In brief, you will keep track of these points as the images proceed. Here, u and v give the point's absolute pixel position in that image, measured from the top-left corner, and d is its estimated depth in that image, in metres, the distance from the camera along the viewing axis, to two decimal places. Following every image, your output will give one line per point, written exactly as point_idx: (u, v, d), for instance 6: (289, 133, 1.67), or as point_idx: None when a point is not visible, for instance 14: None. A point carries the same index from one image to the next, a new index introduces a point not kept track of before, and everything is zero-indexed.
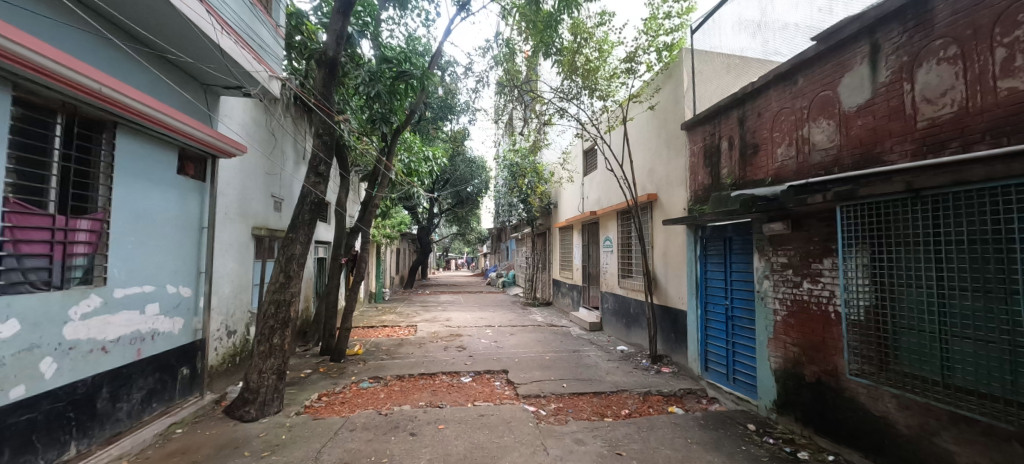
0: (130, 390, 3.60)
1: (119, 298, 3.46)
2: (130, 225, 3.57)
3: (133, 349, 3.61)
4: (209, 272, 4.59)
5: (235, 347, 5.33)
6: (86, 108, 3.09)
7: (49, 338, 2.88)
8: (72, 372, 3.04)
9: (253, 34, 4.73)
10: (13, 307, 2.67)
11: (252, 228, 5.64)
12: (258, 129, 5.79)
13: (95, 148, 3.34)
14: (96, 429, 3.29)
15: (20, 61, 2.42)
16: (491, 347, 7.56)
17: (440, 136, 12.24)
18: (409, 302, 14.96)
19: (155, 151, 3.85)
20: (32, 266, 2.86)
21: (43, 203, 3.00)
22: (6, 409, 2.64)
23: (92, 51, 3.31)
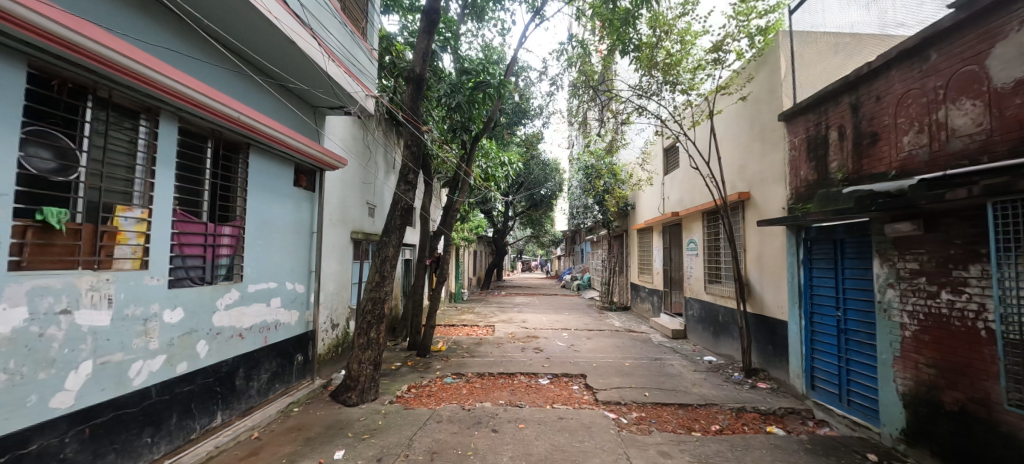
0: (259, 372, 4.20)
1: (251, 293, 4.06)
2: (259, 231, 4.17)
3: (261, 336, 4.21)
4: (317, 271, 5.17)
5: (338, 339, 5.94)
6: (228, 133, 3.70)
7: (203, 324, 3.47)
8: (217, 354, 3.62)
9: (353, 59, 5.27)
10: (178, 298, 3.25)
11: (351, 232, 6.26)
12: (356, 142, 6.41)
13: (235, 167, 3.95)
14: (235, 403, 3.88)
15: (188, 100, 3.00)
16: (568, 350, 7.53)
17: (515, 140, 12.50)
18: (486, 302, 15.44)
19: (276, 166, 4.45)
20: (192, 264, 3.46)
21: (198, 213, 3.61)
22: (175, 380, 3.22)
23: (232, 85, 3.94)
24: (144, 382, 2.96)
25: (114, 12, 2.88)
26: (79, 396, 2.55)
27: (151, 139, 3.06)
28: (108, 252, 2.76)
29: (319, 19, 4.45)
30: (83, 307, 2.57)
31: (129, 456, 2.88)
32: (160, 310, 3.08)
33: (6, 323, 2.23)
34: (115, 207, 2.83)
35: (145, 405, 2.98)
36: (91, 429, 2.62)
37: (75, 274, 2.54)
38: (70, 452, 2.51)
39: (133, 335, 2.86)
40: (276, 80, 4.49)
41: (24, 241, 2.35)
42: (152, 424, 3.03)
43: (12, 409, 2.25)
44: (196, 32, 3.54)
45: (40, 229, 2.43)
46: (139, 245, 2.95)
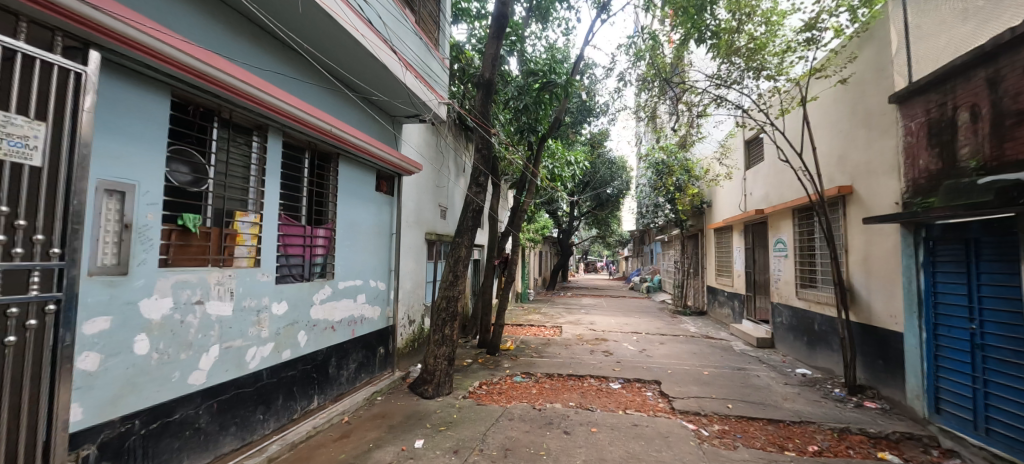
0: (348, 361, 4.58)
1: (341, 288, 4.44)
2: (346, 232, 4.55)
3: (349, 329, 4.59)
4: (396, 270, 5.52)
5: (414, 334, 6.28)
6: (322, 145, 4.10)
7: (303, 316, 3.88)
8: (313, 343, 4.02)
9: (427, 69, 5.55)
10: (283, 292, 3.65)
11: (425, 233, 6.58)
12: (429, 148, 6.73)
13: (328, 176, 4.35)
14: (328, 389, 4.27)
15: (290, 116, 3.38)
16: (639, 355, 7.24)
17: (579, 139, 12.32)
18: (552, 303, 15.37)
19: (361, 173, 4.82)
20: (293, 262, 3.91)
21: (297, 216, 4.03)
22: (281, 366, 3.63)
23: (325, 101, 4.34)
24: (257, 366, 3.37)
25: (235, 44, 3.28)
26: (209, 374, 2.96)
27: (262, 153, 3.46)
28: (230, 252, 3.19)
29: (398, 34, 4.74)
30: (213, 298, 2.98)
31: (246, 430, 3.28)
32: (269, 303, 3.49)
33: (157, 311, 2.61)
34: (234, 212, 3.26)
35: (258, 386, 3.39)
36: (218, 403, 3.04)
37: (206, 270, 2.94)
38: (203, 423, 2.92)
39: (249, 324, 3.28)
40: (361, 94, 4.85)
41: (168, 242, 2.76)
42: (263, 403, 3.44)
43: (162, 382, 2.63)
44: (296, 56, 3.93)
45: (181, 232, 2.87)
46: (253, 246, 3.36)
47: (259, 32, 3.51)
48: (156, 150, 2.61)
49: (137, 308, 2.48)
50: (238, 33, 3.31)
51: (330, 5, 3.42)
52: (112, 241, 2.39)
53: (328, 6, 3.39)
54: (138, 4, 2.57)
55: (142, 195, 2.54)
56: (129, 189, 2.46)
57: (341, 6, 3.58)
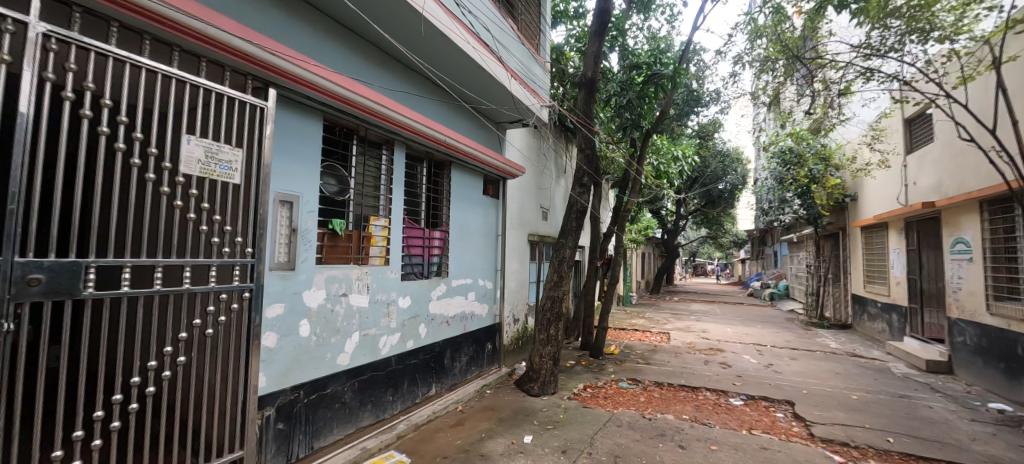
0: (460, 354, 4.91)
1: (454, 286, 4.78)
2: (459, 234, 4.88)
3: (461, 324, 4.92)
4: (503, 270, 5.75)
5: (519, 332, 6.47)
6: (438, 155, 4.49)
7: (423, 310, 4.27)
8: (431, 336, 4.39)
9: (530, 74, 5.68)
10: (407, 288, 4.06)
11: (528, 234, 6.74)
12: (531, 151, 6.89)
13: (443, 182, 4.72)
14: (444, 378, 4.63)
15: (413, 131, 3.78)
16: (765, 370, 6.44)
17: (685, 132, 11.47)
18: (658, 308, 14.51)
19: (471, 178, 5.13)
20: (415, 261, 4.33)
21: (417, 219, 4.45)
22: (406, 354, 4.04)
23: (441, 114, 4.70)
24: (387, 352, 3.81)
25: (369, 70, 3.71)
26: (352, 357, 3.43)
27: (390, 164, 3.90)
28: (366, 251, 3.67)
29: (503, 43, 4.92)
30: (354, 291, 3.45)
31: (380, 408, 3.73)
32: (396, 297, 3.91)
33: (315, 301, 3.10)
34: (369, 217, 3.74)
35: (388, 370, 3.83)
36: (359, 382, 3.50)
37: (349, 267, 3.40)
38: (348, 398, 3.40)
39: (381, 315, 3.72)
40: (470, 104, 5.12)
41: (322, 243, 3.26)
42: (392, 386, 3.87)
43: (319, 361, 3.13)
44: (415, 75, 4.29)
45: (330, 235, 3.37)
46: (383, 246, 3.80)
47: (387, 57, 3.91)
48: (313, 166, 3.10)
49: (301, 297, 2.99)
50: (370, 60, 3.72)
51: (447, 25, 3.69)
52: (284, 242, 2.89)
53: (446, 26, 3.66)
54: (298, 45, 3.03)
55: (304, 204, 3.03)
56: (295, 199, 2.96)
57: (456, 25, 3.84)
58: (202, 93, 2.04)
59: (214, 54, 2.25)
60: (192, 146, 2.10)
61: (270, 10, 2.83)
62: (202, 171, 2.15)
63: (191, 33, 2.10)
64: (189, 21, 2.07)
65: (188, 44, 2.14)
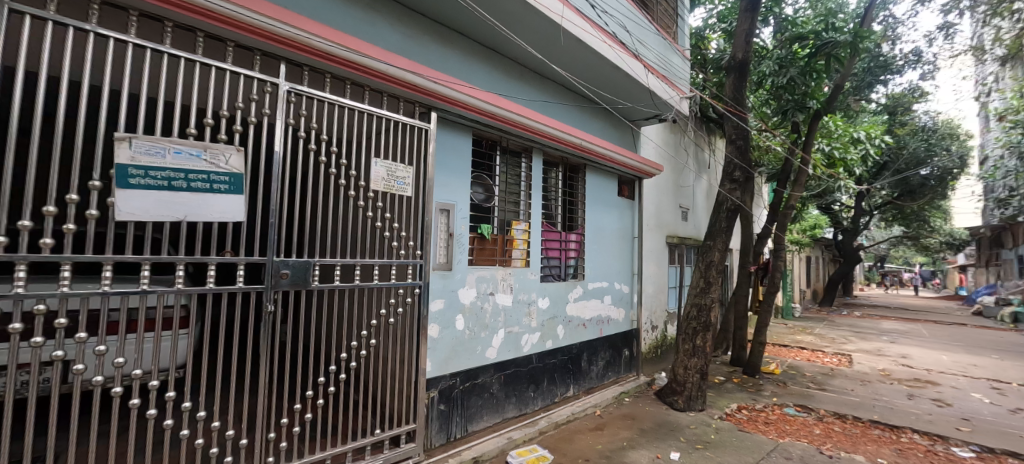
0: (597, 358, 4.87)
1: (590, 289, 4.77)
2: (595, 236, 4.86)
3: (597, 328, 4.88)
4: (640, 274, 5.51)
5: (657, 340, 6.11)
6: (573, 159, 4.55)
7: (561, 311, 4.36)
8: (569, 337, 4.47)
9: (668, 65, 5.33)
10: (546, 289, 4.20)
11: (666, 236, 6.32)
12: (669, 147, 6.46)
13: (578, 185, 4.76)
14: (582, 381, 4.65)
15: (551, 137, 3.93)
16: (1009, 416, 4.83)
17: (868, 108, 9.37)
18: (833, 323, 12.07)
19: (606, 179, 5.06)
20: (553, 263, 4.46)
21: (554, 223, 4.57)
22: (546, 353, 4.19)
23: (576, 118, 4.72)
24: (528, 350, 4.00)
25: (510, 84, 3.94)
26: (498, 351, 3.71)
27: (529, 171, 4.09)
28: (509, 254, 3.92)
29: (638, 38, 4.74)
30: (499, 290, 3.71)
31: (522, 402, 3.94)
32: (536, 298, 4.08)
33: (467, 298, 3.44)
34: (511, 222, 3.98)
35: (529, 367, 4.01)
36: (505, 376, 3.76)
37: (495, 268, 3.68)
38: (495, 389, 3.67)
39: (522, 314, 3.93)
40: (604, 106, 5.03)
41: (473, 246, 3.59)
42: (533, 383, 4.05)
43: (471, 352, 3.47)
44: (551, 82, 4.40)
45: (479, 238, 3.67)
46: (524, 249, 4.01)
47: (526, 70, 4.10)
48: (464, 177, 3.42)
49: (457, 294, 3.36)
50: (510, 75, 3.93)
51: (583, 29, 3.72)
52: (443, 245, 3.26)
53: (582, 31, 3.69)
54: (451, 70, 3.39)
55: (458, 211, 3.36)
56: (451, 206, 3.30)
57: (591, 28, 3.84)
58: (368, 120, 2.57)
59: (394, 89, 2.72)
60: (379, 168, 2.74)
61: (429, 42, 3.23)
62: (384, 188, 2.77)
63: (376, 74, 2.56)
64: (374, 64, 2.52)
65: (376, 84, 2.64)
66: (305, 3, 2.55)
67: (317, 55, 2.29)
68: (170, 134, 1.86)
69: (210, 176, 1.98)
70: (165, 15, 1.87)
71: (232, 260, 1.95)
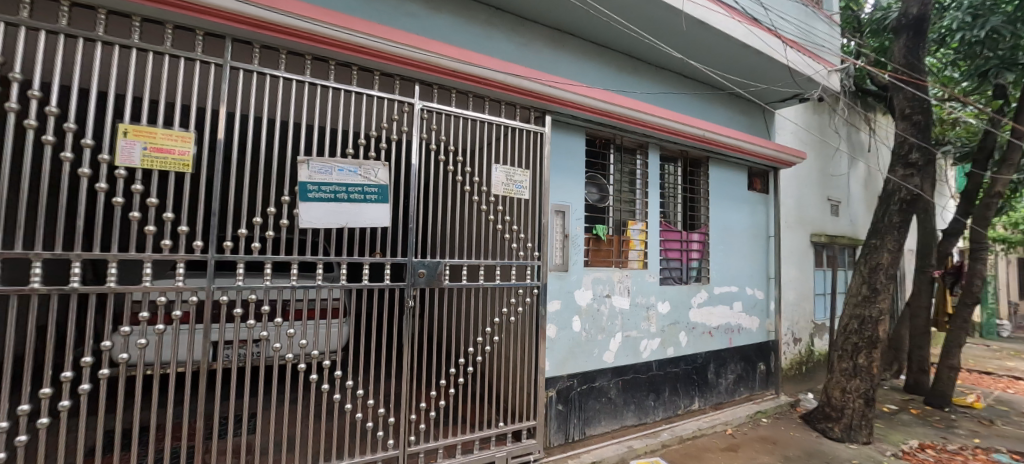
0: (727, 371, 4.41)
1: (717, 294, 4.35)
2: (722, 236, 4.42)
3: (726, 337, 4.42)
4: (778, 277, 4.84)
5: (802, 355, 5.29)
6: (695, 151, 4.19)
7: (683, 317, 4.06)
8: (694, 346, 4.13)
9: (811, 36, 4.60)
10: (667, 293, 3.95)
11: (812, 234, 5.44)
12: (812, 131, 5.57)
13: (699, 180, 4.39)
14: (709, 395, 4.26)
15: (669, 130, 3.67)
16: None
17: None
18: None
19: (734, 172, 4.58)
20: (673, 266, 4.18)
21: (674, 222, 4.27)
22: (667, 361, 3.93)
23: (700, 107, 4.31)
24: (648, 356, 3.81)
25: (624, 79, 3.78)
26: (616, 355, 3.61)
27: (645, 167, 3.90)
28: (625, 255, 3.78)
29: (772, 9, 4.18)
30: (616, 293, 3.61)
31: (642, 411, 3.76)
32: (656, 302, 3.87)
33: (584, 299, 3.42)
34: (627, 222, 3.83)
35: (650, 375, 3.82)
36: (623, 381, 3.64)
37: (611, 270, 3.59)
38: (613, 394, 3.58)
39: (641, 318, 3.75)
40: (734, 91, 4.50)
41: (588, 247, 3.54)
42: (654, 392, 3.83)
43: (588, 355, 3.43)
44: (669, 72, 4.11)
45: (595, 239, 3.62)
46: (641, 250, 3.83)
47: (640, 62, 3.89)
48: (579, 178, 3.41)
49: (573, 296, 3.36)
50: (624, 70, 3.78)
51: (706, 9, 3.39)
52: (559, 246, 3.30)
53: (704, 11, 3.37)
54: (564, 72, 3.38)
55: (573, 212, 3.37)
56: (566, 208, 3.32)
57: (716, 7, 3.49)
58: (486, 128, 2.79)
59: (509, 96, 2.88)
60: (500, 173, 2.92)
61: (542, 48, 3.27)
62: (504, 191, 2.94)
63: (494, 84, 2.75)
64: (493, 75, 2.71)
65: (494, 93, 2.84)
66: (432, 26, 2.80)
67: (445, 72, 2.57)
68: (336, 155, 2.24)
69: (364, 188, 2.32)
70: (330, 56, 2.29)
71: (380, 260, 2.35)
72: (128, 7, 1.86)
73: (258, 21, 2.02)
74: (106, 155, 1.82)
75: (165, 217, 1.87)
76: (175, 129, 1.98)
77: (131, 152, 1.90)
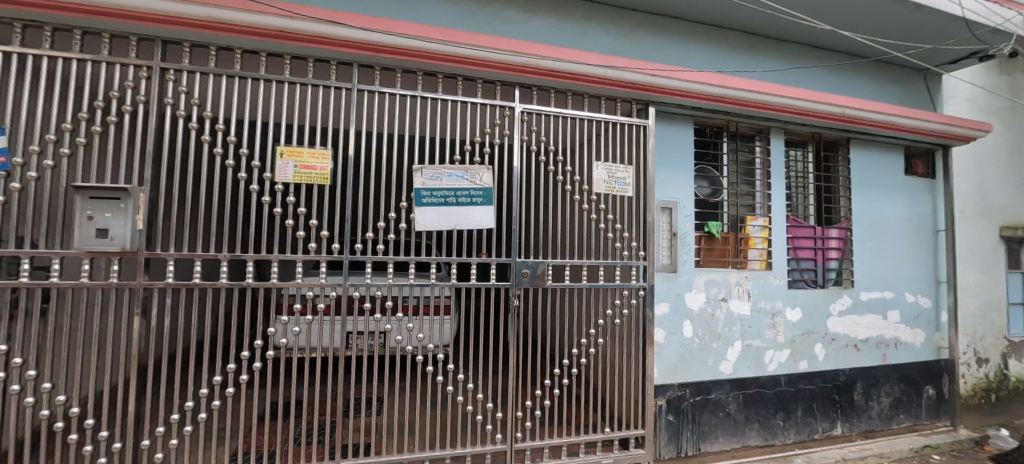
0: (880, 393, 3.70)
1: (865, 301, 3.67)
2: (870, 231, 3.73)
3: (879, 353, 3.71)
4: (951, 282, 3.92)
5: (991, 380, 4.21)
6: (830, 132, 3.61)
7: (820, 327, 3.51)
8: (835, 361, 3.54)
9: None
10: (797, 298, 3.45)
11: (1003, 228, 4.30)
12: (998, 97, 4.43)
13: (837, 166, 3.78)
14: (856, 419, 3.61)
15: (797, 110, 3.22)
16: None
17: None
18: None
19: (884, 155, 3.85)
20: (805, 267, 3.63)
21: (804, 217, 3.74)
22: (799, 376, 3.43)
23: (837, 82, 3.67)
24: (775, 370, 3.37)
25: (739, 59, 3.36)
26: (736, 367, 3.25)
27: (766, 155, 3.48)
28: (744, 255, 3.40)
29: None
30: (734, 297, 3.26)
31: (769, 431, 3.33)
32: (784, 308, 3.40)
33: (696, 302, 3.16)
34: (746, 217, 3.44)
35: (777, 390, 3.37)
36: (745, 396, 3.27)
37: (727, 272, 3.26)
38: (733, 410, 3.23)
39: (766, 326, 3.34)
40: (888, 56, 3.70)
41: (699, 246, 3.27)
42: (783, 411, 3.37)
43: (702, 364, 3.15)
44: (796, 45, 3.53)
45: (707, 238, 3.32)
46: (764, 249, 3.41)
47: (758, 38, 3.42)
48: (689, 172, 3.17)
49: (684, 299, 3.12)
50: (739, 48, 3.36)
51: None
52: (666, 246, 3.10)
53: None
54: (668, 59, 3.15)
55: (682, 209, 3.13)
56: (673, 204, 3.11)
57: None
58: (585, 125, 2.77)
59: (608, 90, 2.82)
60: (601, 171, 2.91)
61: (643, 36, 3.10)
62: (606, 189, 2.92)
63: (593, 80, 2.73)
64: (591, 70, 2.68)
65: (593, 89, 2.80)
66: (530, 30, 2.84)
67: (543, 73, 2.62)
68: (445, 162, 2.41)
69: (470, 191, 2.45)
70: (437, 70, 2.53)
71: (486, 260, 2.45)
72: (282, 49, 2.30)
73: (380, 46, 2.33)
74: (269, 173, 2.20)
75: (311, 224, 2.18)
76: (318, 148, 2.31)
77: (286, 170, 2.27)
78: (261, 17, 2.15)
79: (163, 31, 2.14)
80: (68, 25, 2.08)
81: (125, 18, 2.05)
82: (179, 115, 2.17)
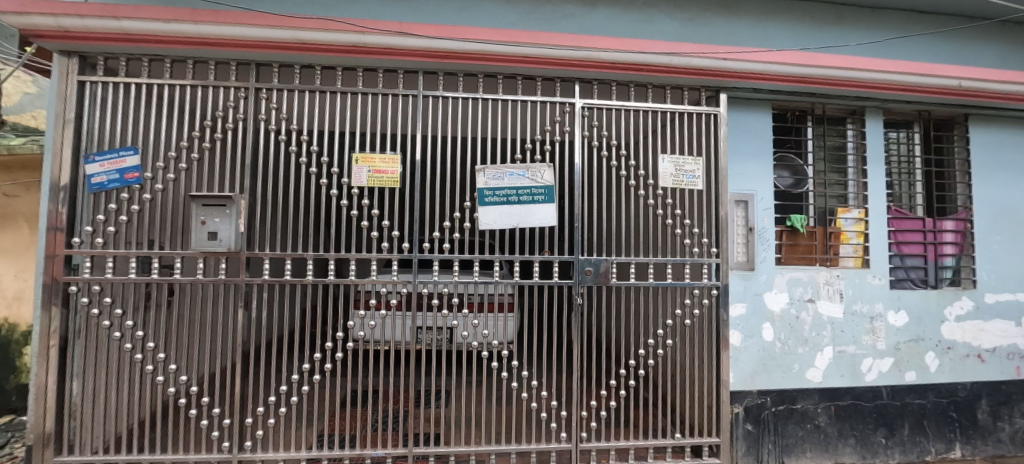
0: (1012, 412, 3.15)
1: (991, 304, 3.14)
2: (996, 223, 3.19)
3: (1011, 365, 3.16)
4: None
5: None
6: (940, 110, 3.15)
7: (932, 333, 3.06)
8: (952, 373, 3.08)
9: None
10: (902, 300, 3.04)
11: None
12: None
13: (950, 148, 3.28)
14: (980, 441, 3.10)
15: (897, 86, 2.85)
16: None
17: None
18: None
19: (1013, 132, 3.27)
20: (912, 265, 3.18)
21: (910, 207, 3.28)
22: (904, 389, 3.03)
23: (950, 50, 3.18)
24: (875, 380, 3.00)
25: (825, 33, 3.03)
26: (826, 375, 2.94)
27: (860, 139, 3.11)
28: (835, 251, 3.06)
29: None
30: (823, 298, 2.95)
31: (868, 449, 2.97)
32: (885, 311, 3.02)
33: (778, 303, 2.90)
34: (837, 209, 3.09)
35: (878, 404, 3.00)
36: (837, 408, 2.94)
37: (814, 270, 2.95)
38: (823, 423, 2.93)
39: (862, 331, 2.98)
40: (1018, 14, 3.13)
41: (780, 242, 3.01)
42: (885, 427, 2.99)
43: (786, 371, 2.90)
44: (895, 13, 3.11)
45: (789, 233, 3.05)
46: (859, 245, 3.05)
47: (848, 8, 3.06)
48: (767, 162, 2.93)
49: (762, 299, 2.88)
50: (826, 21, 3.03)
51: None
52: (742, 242, 2.88)
53: None
54: (741, 41, 2.92)
55: (758, 202, 2.90)
56: (749, 197, 2.89)
57: None
58: (648, 116, 2.68)
59: (674, 79, 2.70)
60: (667, 164, 2.79)
61: (712, 18, 2.92)
62: (673, 183, 2.79)
63: (657, 69, 2.62)
64: (653, 60, 2.58)
65: (657, 78, 2.69)
66: (590, 23, 2.79)
67: (603, 66, 2.57)
68: (506, 162, 2.44)
69: (532, 190, 2.46)
70: (497, 71, 2.57)
71: (549, 259, 2.41)
72: (354, 62, 2.47)
73: (443, 52, 2.42)
74: (346, 178, 2.36)
75: (384, 225, 2.30)
76: (388, 153, 2.45)
77: (361, 175, 2.43)
78: (337, 35, 2.33)
79: (256, 55, 2.40)
80: (183, 56, 2.42)
81: (226, 46, 2.32)
82: (269, 129, 2.41)
